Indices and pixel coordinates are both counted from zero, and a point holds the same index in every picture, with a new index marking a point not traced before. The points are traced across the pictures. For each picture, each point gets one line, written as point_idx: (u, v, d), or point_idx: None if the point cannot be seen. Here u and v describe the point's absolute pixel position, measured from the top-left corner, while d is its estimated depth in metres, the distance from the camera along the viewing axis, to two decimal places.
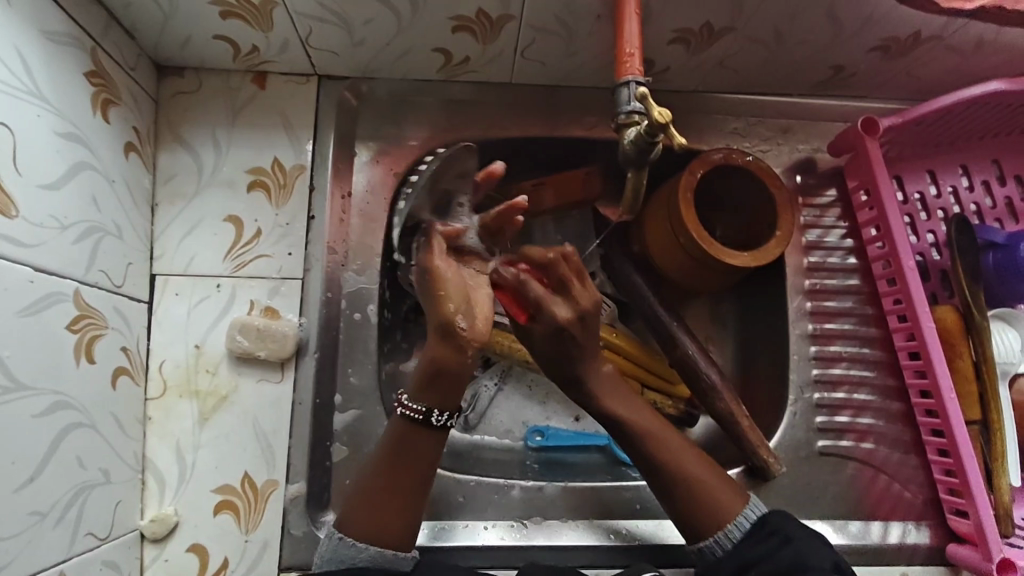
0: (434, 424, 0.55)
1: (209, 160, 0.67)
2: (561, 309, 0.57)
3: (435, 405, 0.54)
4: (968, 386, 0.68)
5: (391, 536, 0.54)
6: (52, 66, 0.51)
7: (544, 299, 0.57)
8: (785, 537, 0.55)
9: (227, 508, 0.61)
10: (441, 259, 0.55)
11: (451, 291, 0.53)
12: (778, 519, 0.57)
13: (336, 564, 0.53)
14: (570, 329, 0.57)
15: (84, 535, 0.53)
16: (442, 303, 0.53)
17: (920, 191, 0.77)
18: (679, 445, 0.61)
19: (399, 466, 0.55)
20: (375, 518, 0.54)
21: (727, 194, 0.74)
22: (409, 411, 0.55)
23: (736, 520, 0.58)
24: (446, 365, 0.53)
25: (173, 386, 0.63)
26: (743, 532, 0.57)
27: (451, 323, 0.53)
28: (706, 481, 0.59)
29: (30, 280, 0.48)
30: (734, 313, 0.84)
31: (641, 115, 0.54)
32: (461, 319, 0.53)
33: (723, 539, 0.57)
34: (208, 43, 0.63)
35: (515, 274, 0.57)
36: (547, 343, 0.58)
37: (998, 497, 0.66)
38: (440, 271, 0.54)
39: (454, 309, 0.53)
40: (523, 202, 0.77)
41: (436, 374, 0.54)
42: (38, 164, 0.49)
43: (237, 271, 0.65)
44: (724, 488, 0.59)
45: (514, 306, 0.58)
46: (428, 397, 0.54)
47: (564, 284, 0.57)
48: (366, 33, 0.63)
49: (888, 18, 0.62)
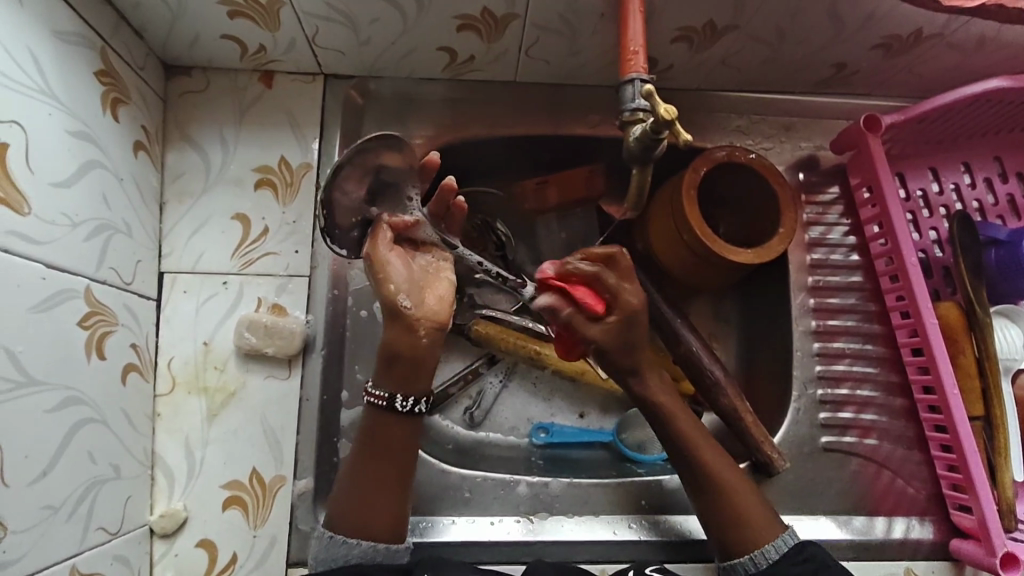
0: (399, 409, 0.56)
1: (216, 159, 0.67)
2: (635, 297, 0.60)
3: (398, 390, 0.56)
4: (971, 382, 0.68)
5: (381, 530, 0.55)
6: (63, 66, 0.52)
7: (623, 287, 0.59)
8: (821, 564, 0.56)
9: (236, 503, 0.62)
10: (385, 246, 0.55)
11: (394, 273, 0.55)
12: (814, 547, 0.57)
13: (331, 563, 0.54)
14: (643, 314, 0.60)
15: (95, 530, 0.53)
16: (384, 286, 0.55)
17: (922, 189, 0.77)
18: (722, 461, 0.61)
19: (378, 459, 0.56)
20: (364, 510, 0.55)
21: (731, 191, 0.74)
22: (374, 399, 0.56)
23: (774, 543, 0.57)
24: (401, 347, 0.55)
25: (182, 383, 0.63)
26: (779, 553, 0.57)
27: (393, 303, 0.55)
28: (744, 495, 0.60)
29: (43, 276, 0.48)
30: (737, 310, 0.85)
31: (645, 112, 0.54)
32: (403, 298, 0.55)
33: (760, 558, 0.57)
34: (215, 43, 0.64)
35: (585, 265, 0.59)
36: (615, 334, 0.60)
37: (1002, 493, 0.66)
38: (381, 255, 0.55)
39: (395, 290, 0.55)
40: (526, 201, 0.79)
41: (391, 358, 0.56)
42: (49, 163, 0.50)
43: (244, 269, 0.66)
44: (762, 508, 0.60)
45: (589, 297, 0.59)
46: (388, 380, 0.56)
47: (629, 272, 0.60)
48: (371, 32, 0.63)
49: (889, 16, 0.63)
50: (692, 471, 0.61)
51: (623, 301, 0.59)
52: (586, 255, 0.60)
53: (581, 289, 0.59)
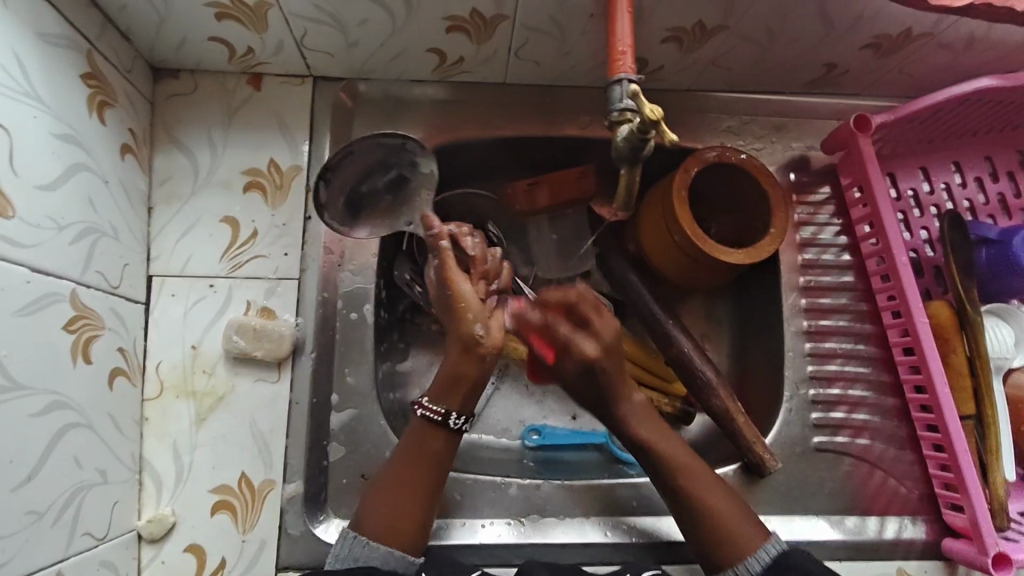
0: (452, 427, 0.57)
1: (204, 162, 0.67)
2: (589, 349, 0.59)
3: (455, 408, 0.57)
4: (962, 381, 0.69)
5: (409, 540, 0.55)
6: (48, 68, 0.51)
7: (575, 339, 0.59)
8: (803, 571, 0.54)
9: (225, 507, 0.62)
10: (459, 274, 0.55)
11: (472, 299, 0.55)
12: (799, 555, 0.56)
13: (349, 563, 0.54)
14: (602, 363, 0.59)
15: (81, 535, 0.53)
16: (462, 315, 0.55)
17: (912, 188, 0.77)
18: (710, 482, 0.61)
19: (412, 470, 0.56)
20: (390, 522, 0.55)
21: (720, 193, 0.74)
22: (429, 413, 0.57)
23: (758, 554, 0.57)
24: (464, 370, 0.56)
25: (170, 387, 0.63)
26: (763, 565, 0.56)
27: (469, 331, 0.55)
28: (732, 513, 0.59)
29: (27, 280, 0.48)
30: (729, 309, 0.85)
31: (633, 112, 0.54)
32: (479, 325, 0.55)
33: (743, 571, 0.56)
34: (203, 45, 0.64)
35: (541, 316, 0.61)
36: (577, 376, 0.61)
37: (993, 493, 0.66)
38: (460, 288, 0.55)
39: (474, 316, 0.55)
40: (517, 202, 0.78)
41: (455, 380, 0.57)
42: (34, 165, 0.49)
43: (233, 272, 0.65)
44: (727, 500, 0.60)
45: (544, 346, 0.62)
46: (448, 401, 0.57)
47: (586, 320, 0.59)
48: (360, 34, 0.63)
49: (879, 16, 0.63)
50: (672, 490, 0.61)
51: (575, 354, 0.59)
52: (545, 304, 0.61)
53: (540, 339, 0.62)
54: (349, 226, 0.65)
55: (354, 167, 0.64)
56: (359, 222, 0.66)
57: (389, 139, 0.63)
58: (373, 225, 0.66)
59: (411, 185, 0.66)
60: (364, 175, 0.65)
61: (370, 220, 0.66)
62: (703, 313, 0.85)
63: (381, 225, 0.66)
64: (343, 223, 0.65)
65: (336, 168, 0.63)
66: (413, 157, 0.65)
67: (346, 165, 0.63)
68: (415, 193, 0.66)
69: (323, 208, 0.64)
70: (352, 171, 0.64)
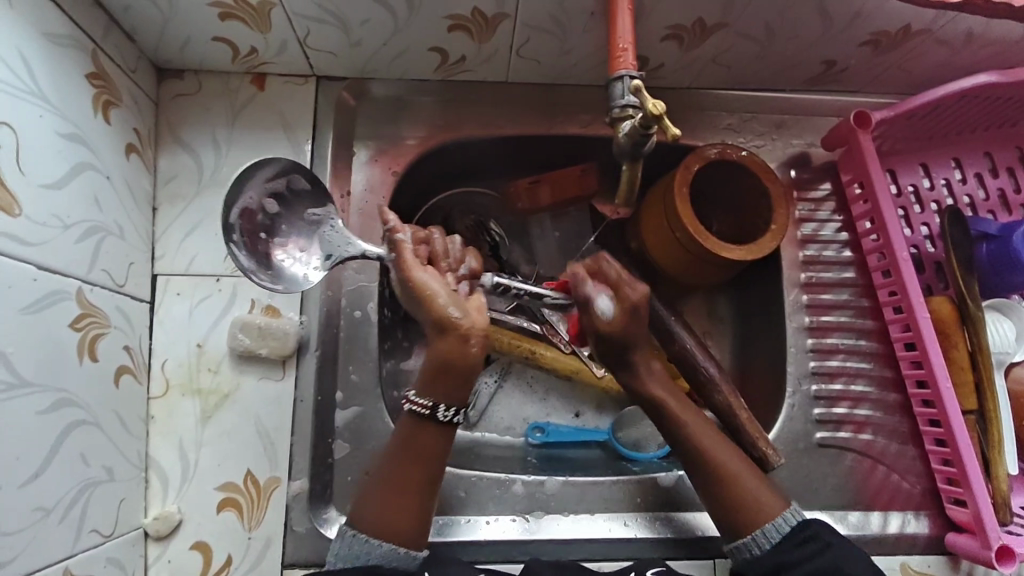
0: (441, 419, 0.56)
1: (209, 162, 0.67)
2: (634, 292, 0.61)
3: (442, 400, 0.56)
4: (964, 376, 0.69)
5: (409, 534, 0.55)
6: (52, 68, 0.52)
7: (621, 278, 0.61)
8: (824, 544, 0.56)
9: (230, 505, 0.62)
10: (417, 266, 0.55)
11: (437, 288, 0.54)
12: (818, 527, 0.58)
13: (350, 560, 0.54)
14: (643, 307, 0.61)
15: (88, 532, 0.53)
16: (431, 302, 0.54)
17: (913, 184, 0.78)
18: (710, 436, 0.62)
19: (409, 468, 0.56)
20: (389, 516, 0.55)
21: (720, 189, 0.74)
22: (416, 407, 0.56)
23: (776, 522, 0.58)
24: (450, 355, 0.54)
25: (175, 385, 0.63)
26: (781, 534, 0.57)
27: (443, 316, 0.54)
28: (741, 479, 0.60)
29: (34, 277, 0.48)
30: (730, 307, 0.86)
31: (634, 109, 0.55)
32: (452, 309, 0.54)
33: (762, 539, 0.58)
34: (207, 46, 0.64)
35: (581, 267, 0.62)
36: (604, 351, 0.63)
37: (996, 487, 0.67)
38: (418, 277, 0.54)
39: (445, 302, 0.54)
40: (520, 201, 0.79)
41: (442, 368, 0.54)
42: (40, 165, 0.50)
43: (237, 271, 0.66)
44: (737, 462, 0.61)
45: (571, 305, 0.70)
46: (434, 392, 0.56)
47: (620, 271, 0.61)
48: (363, 33, 0.63)
49: (878, 12, 0.63)
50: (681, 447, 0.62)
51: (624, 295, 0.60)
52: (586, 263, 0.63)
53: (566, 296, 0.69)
54: (279, 268, 0.60)
55: (259, 216, 0.60)
56: (282, 261, 0.60)
57: (265, 177, 0.59)
58: (303, 266, 0.61)
59: (315, 219, 0.62)
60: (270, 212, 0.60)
61: (283, 249, 0.61)
62: (705, 310, 0.86)
63: (307, 263, 0.61)
64: (271, 272, 0.60)
65: (234, 223, 0.59)
66: (303, 185, 0.62)
67: (239, 216, 0.59)
68: (318, 223, 0.62)
69: (248, 269, 0.58)
70: (251, 219, 0.59)
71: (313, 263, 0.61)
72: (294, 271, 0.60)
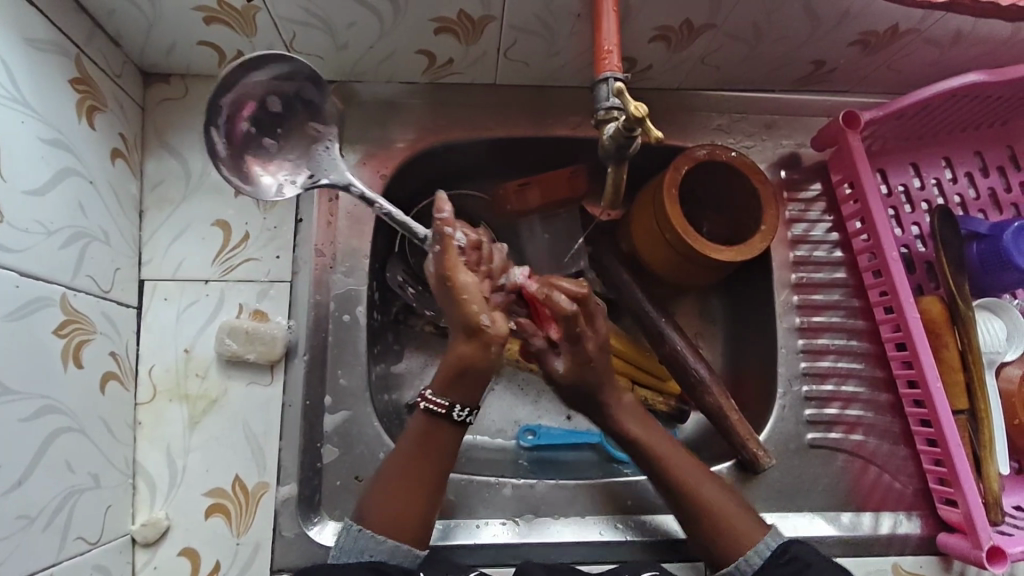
0: (456, 419, 0.56)
1: (196, 166, 0.67)
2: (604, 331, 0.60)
3: (459, 401, 0.56)
4: (954, 376, 0.68)
5: (414, 532, 0.56)
6: (34, 73, 0.52)
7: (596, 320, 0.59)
8: (805, 564, 0.56)
9: (218, 511, 0.62)
10: (461, 265, 0.52)
11: (473, 290, 0.52)
12: (798, 546, 0.58)
13: (356, 556, 0.54)
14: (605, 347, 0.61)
15: (74, 539, 0.53)
16: (465, 305, 0.52)
17: (903, 184, 0.78)
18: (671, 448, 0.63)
19: (419, 463, 0.56)
20: (395, 516, 0.55)
21: (709, 190, 0.74)
22: (432, 405, 0.56)
23: (757, 547, 0.58)
24: (470, 360, 0.54)
25: (163, 391, 0.63)
26: (764, 558, 0.58)
27: (474, 321, 0.52)
28: (707, 493, 0.61)
29: (16, 285, 0.48)
30: (722, 307, 0.85)
31: (619, 110, 0.55)
32: (485, 316, 0.52)
33: (745, 564, 0.58)
34: (192, 50, 0.64)
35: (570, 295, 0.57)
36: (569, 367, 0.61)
37: (987, 487, 0.66)
38: (460, 277, 0.51)
39: (478, 308, 0.52)
40: (509, 203, 0.78)
41: (461, 370, 0.54)
42: (22, 171, 0.50)
43: (226, 275, 0.66)
44: (703, 476, 0.62)
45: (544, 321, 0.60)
46: (452, 393, 0.55)
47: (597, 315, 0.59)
48: (349, 36, 0.63)
49: (866, 12, 0.63)
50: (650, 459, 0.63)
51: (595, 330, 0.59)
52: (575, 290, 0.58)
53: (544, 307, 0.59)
54: (254, 175, 0.57)
55: (253, 108, 0.56)
56: (261, 168, 0.57)
57: (279, 70, 0.55)
58: (278, 173, 0.58)
59: (314, 133, 0.59)
60: (264, 118, 0.57)
61: (266, 154, 0.57)
62: (697, 311, 0.85)
63: (283, 174, 0.58)
64: (243, 172, 0.56)
65: (223, 107, 0.54)
66: (311, 93, 0.57)
67: (232, 103, 0.55)
68: (314, 138, 0.59)
69: (220, 157, 0.55)
70: (244, 108, 0.55)
71: (292, 178, 0.58)
72: (268, 181, 0.57)
